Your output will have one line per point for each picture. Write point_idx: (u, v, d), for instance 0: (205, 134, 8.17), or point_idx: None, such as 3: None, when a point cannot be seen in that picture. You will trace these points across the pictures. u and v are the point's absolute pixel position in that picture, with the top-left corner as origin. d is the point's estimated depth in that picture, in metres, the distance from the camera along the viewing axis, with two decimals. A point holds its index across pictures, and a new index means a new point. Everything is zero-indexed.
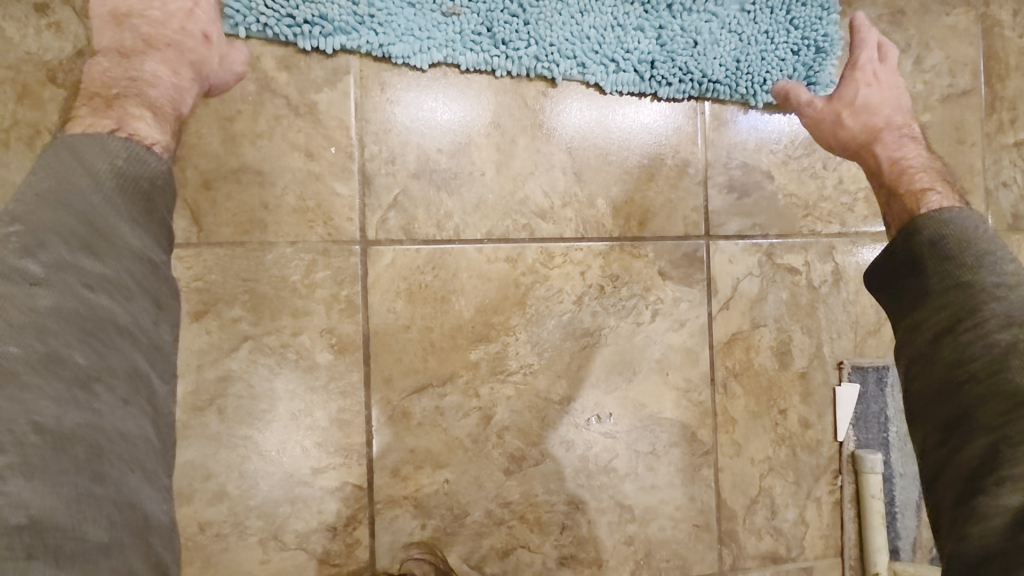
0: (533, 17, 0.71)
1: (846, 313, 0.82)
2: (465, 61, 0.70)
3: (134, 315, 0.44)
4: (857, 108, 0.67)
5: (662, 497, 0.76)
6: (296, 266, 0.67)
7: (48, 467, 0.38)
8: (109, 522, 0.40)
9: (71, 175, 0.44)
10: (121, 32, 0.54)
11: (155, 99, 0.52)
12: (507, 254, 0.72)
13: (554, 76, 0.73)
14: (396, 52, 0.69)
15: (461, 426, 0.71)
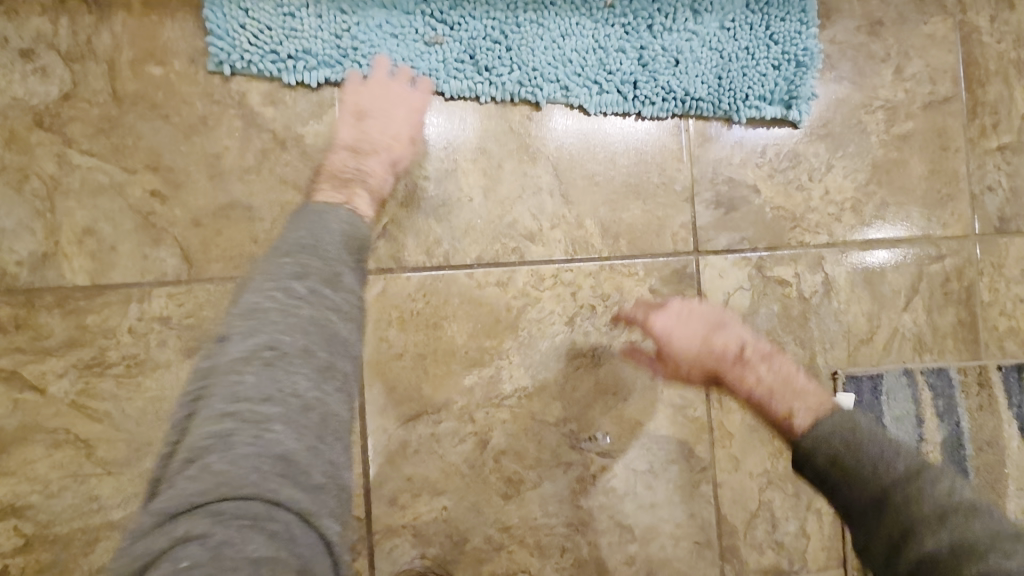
0: (515, 43, 0.72)
1: (838, 323, 0.82)
2: (448, 89, 0.71)
3: (348, 334, 0.55)
4: (689, 359, 0.67)
5: (662, 515, 0.76)
6: None
7: (296, 419, 0.49)
8: (320, 475, 0.49)
9: (321, 231, 0.58)
10: (358, 133, 0.66)
11: (372, 184, 0.65)
12: (497, 278, 0.73)
13: (538, 100, 0.73)
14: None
15: (457, 452, 0.71)
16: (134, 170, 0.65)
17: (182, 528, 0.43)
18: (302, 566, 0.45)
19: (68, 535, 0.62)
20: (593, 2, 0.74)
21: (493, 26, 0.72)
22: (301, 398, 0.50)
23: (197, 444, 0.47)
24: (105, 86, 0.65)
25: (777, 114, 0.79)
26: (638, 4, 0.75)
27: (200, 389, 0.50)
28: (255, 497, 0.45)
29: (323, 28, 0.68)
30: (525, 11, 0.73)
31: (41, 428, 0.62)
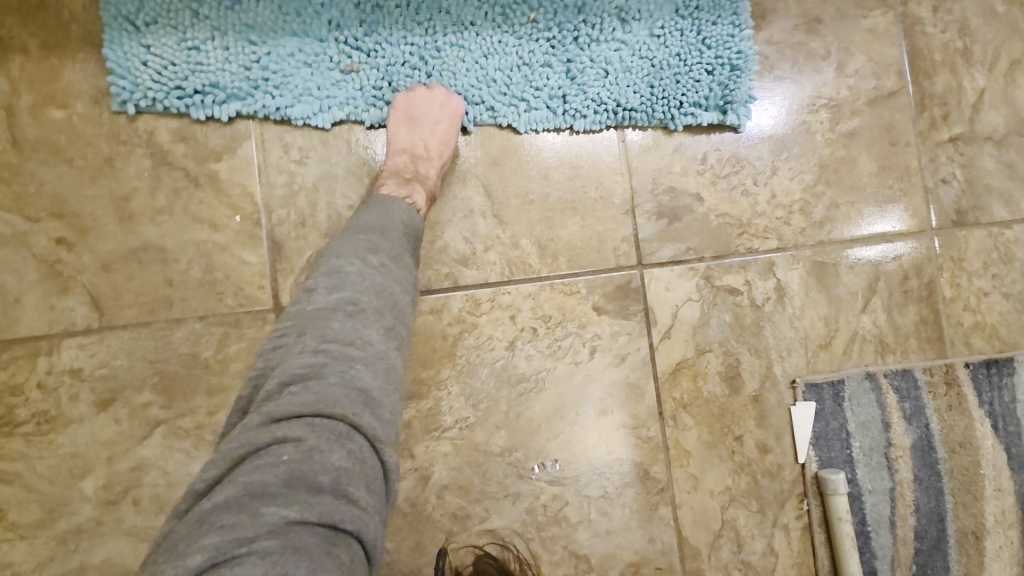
0: (435, 67, 0.70)
1: (794, 329, 0.79)
2: (369, 118, 0.68)
3: (410, 302, 0.55)
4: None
5: (619, 542, 0.72)
6: (206, 341, 0.64)
7: (374, 362, 0.49)
8: (389, 415, 0.48)
9: (389, 218, 0.60)
10: (411, 138, 0.67)
11: (428, 184, 0.67)
12: (431, 305, 0.70)
13: (467, 124, 0.71)
14: (295, 114, 0.66)
15: (399, 490, 0.68)
16: (38, 218, 0.62)
17: (280, 429, 0.43)
18: (373, 483, 0.44)
19: None
20: (515, 18, 0.72)
21: (412, 51, 0.69)
22: (377, 348, 0.49)
23: (289, 374, 0.46)
24: (5, 131, 0.63)
25: (714, 119, 0.76)
26: (563, 17, 0.73)
27: (288, 329, 0.50)
28: (340, 416, 0.45)
29: (230, 60, 0.65)
30: (444, 31, 0.70)
31: None
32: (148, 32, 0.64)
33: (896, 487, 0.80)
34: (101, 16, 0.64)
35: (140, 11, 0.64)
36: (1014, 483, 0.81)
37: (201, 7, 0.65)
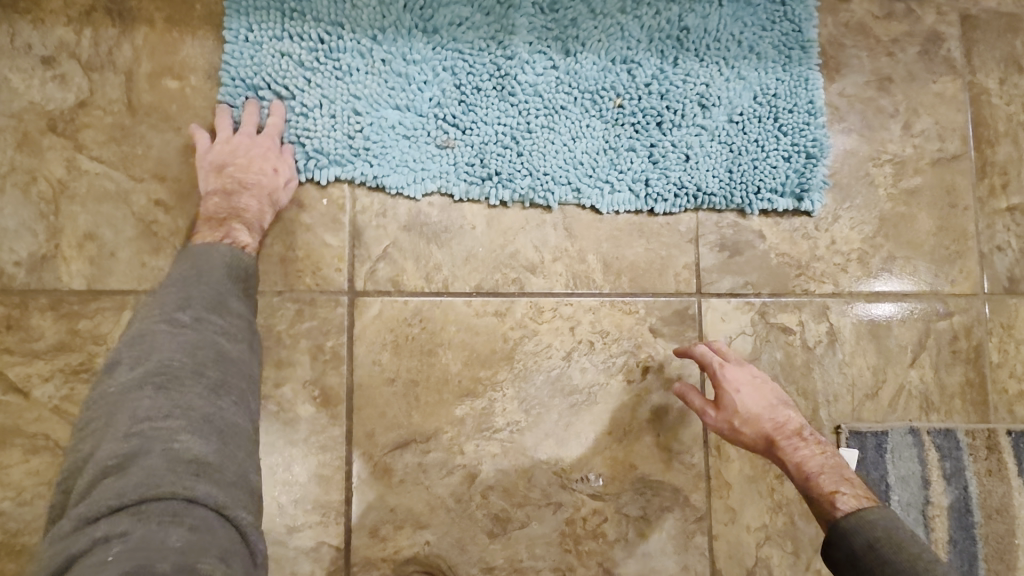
0: (526, 147, 0.73)
1: (842, 374, 0.80)
2: (458, 191, 0.71)
3: (241, 351, 0.55)
4: (747, 415, 0.68)
5: (653, 566, 0.72)
6: (281, 315, 0.68)
7: (199, 425, 0.48)
8: (234, 474, 0.48)
9: (203, 266, 0.57)
10: (222, 176, 0.64)
11: (250, 219, 0.63)
12: (496, 307, 0.72)
13: (549, 203, 0.74)
14: (390, 184, 0.70)
15: (444, 485, 0.69)
16: (141, 179, 0.65)
17: (99, 529, 0.42)
18: (228, 551, 0.44)
19: (35, 545, 0.60)
20: (603, 103, 0.75)
21: (504, 130, 0.72)
22: (202, 410, 0.49)
23: (102, 464, 0.46)
24: (122, 96, 0.66)
25: (788, 206, 0.79)
26: (647, 102, 0.76)
27: (91, 421, 0.49)
28: (173, 494, 0.44)
29: (336, 127, 0.69)
30: (536, 115, 0.73)
31: (20, 433, 0.61)
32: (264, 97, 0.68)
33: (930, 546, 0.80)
34: (219, 78, 0.67)
35: (256, 75, 0.67)
36: None
37: (314, 75, 0.69)
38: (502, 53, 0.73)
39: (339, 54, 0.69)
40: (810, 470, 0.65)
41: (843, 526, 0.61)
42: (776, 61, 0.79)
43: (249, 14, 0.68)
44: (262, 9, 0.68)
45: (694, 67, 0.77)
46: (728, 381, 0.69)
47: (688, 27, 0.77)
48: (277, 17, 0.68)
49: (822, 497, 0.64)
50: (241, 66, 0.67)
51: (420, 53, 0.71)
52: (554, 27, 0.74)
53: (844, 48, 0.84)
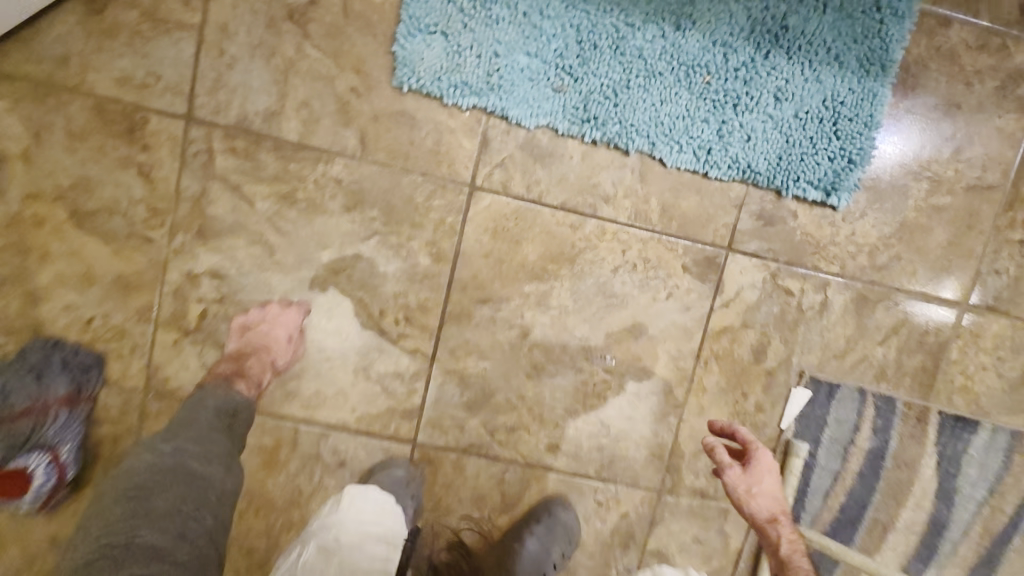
0: (622, 101, 0.92)
1: (821, 336, 1.02)
2: (562, 128, 0.92)
3: (208, 449, 0.74)
4: (761, 489, 0.82)
5: (634, 427, 1.02)
6: (421, 190, 0.94)
7: (175, 493, 0.67)
8: (202, 523, 0.67)
9: (201, 408, 0.80)
10: (241, 338, 0.91)
11: (261, 347, 0.90)
12: (572, 222, 0.96)
13: (629, 150, 0.94)
14: (512, 115, 0.91)
15: (505, 335, 0.98)
16: (344, 69, 0.90)
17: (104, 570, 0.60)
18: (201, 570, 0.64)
19: (247, 301, 0.94)
20: (694, 78, 0.92)
21: (609, 83, 0.91)
22: (180, 484, 0.68)
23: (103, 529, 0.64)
24: (341, 1, 0.88)
25: (819, 198, 0.97)
26: (730, 85, 0.93)
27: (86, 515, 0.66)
28: (151, 540, 0.63)
29: (479, 66, 0.89)
30: (636, 76, 0.91)
31: (246, 227, 0.92)
32: (430, 33, 0.89)
33: (842, 472, 1.04)
34: (399, 14, 0.89)
35: (427, 16, 0.88)
36: (932, 507, 1.06)
37: (470, 20, 0.88)
38: (623, 20, 0.90)
39: (491, 5, 0.88)
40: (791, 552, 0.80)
41: None
42: (854, 72, 0.94)
43: None
44: None
45: (780, 63, 0.93)
46: (758, 462, 0.83)
47: (789, 26, 0.92)
48: None
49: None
50: (417, 7, 0.88)
51: (556, 11, 0.89)
52: (674, 2, 0.91)
53: (927, 70, 0.96)
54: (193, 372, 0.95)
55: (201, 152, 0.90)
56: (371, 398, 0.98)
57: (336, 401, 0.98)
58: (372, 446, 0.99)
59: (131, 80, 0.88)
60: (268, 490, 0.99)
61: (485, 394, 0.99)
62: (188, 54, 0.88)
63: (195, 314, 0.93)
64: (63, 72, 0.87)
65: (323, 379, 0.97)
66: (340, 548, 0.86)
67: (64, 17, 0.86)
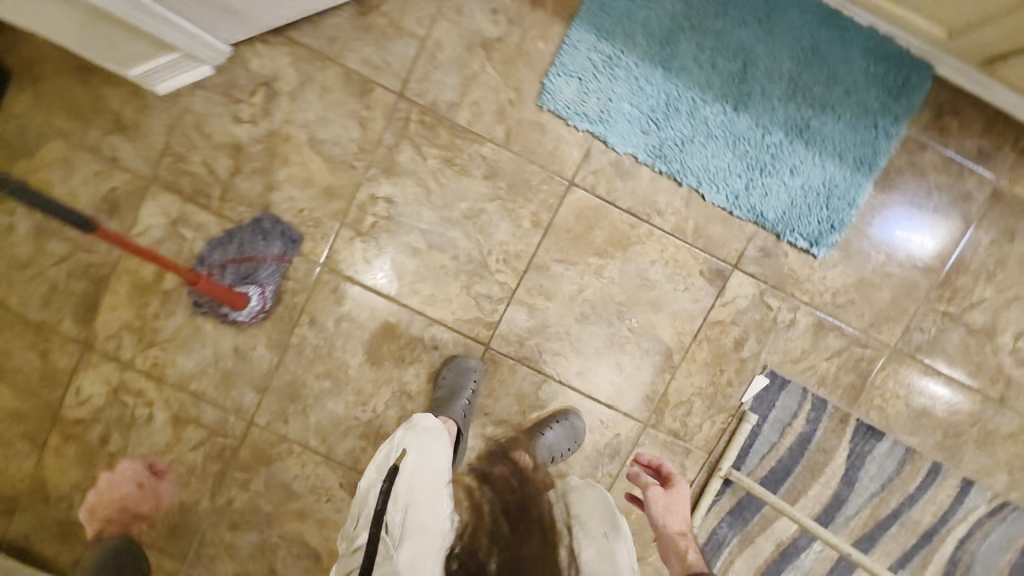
0: (687, 150, 1.34)
1: (785, 343, 1.43)
2: (641, 158, 1.35)
3: None
4: (673, 507, 1.05)
5: (638, 374, 1.44)
6: (536, 176, 1.37)
7: None
8: None
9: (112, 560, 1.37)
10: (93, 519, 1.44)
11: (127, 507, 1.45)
12: (632, 222, 1.39)
13: (683, 184, 1.36)
14: (610, 142, 1.34)
15: (566, 288, 1.41)
16: (508, 86, 1.34)
17: None
18: None
19: (404, 221, 1.38)
20: (739, 146, 1.35)
21: (681, 136, 1.34)
22: None
23: None
24: (518, 42, 1.33)
25: (805, 246, 1.39)
26: (762, 157, 1.35)
27: None
28: None
29: (597, 105, 1.33)
30: (700, 135, 1.34)
31: (417, 173, 1.37)
32: (570, 76, 1.32)
33: (778, 443, 1.44)
34: (554, 59, 1.33)
35: (572, 64, 1.32)
36: (838, 486, 1.46)
37: (599, 74, 1.32)
38: (701, 97, 1.33)
39: (615, 67, 1.32)
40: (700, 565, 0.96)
41: None
42: (849, 167, 1.36)
43: (581, 32, 1.31)
44: (589, 32, 1.31)
45: (800, 150, 1.35)
46: (676, 489, 1.06)
47: (811, 127, 1.35)
48: (595, 37, 1.31)
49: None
50: (567, 57, 1.32)
51: (657, 81, 1.32)
52: (738, 94, 1.34)
53: (901, 177, 1.38)
54: (355, 260, 1.39)
55: (401, 118, 1.35)
56: (466, 308, 1.42)
57: (442, 304, 1.42)
58: (458, 341, 1.43)
59: (370, 62, 1.34)
60: (382, 353, 1.43)
61: (542, 325, 1.42)
62: (411, 54, 1.33)
63: (368, 222, 1.38)
64: (330, 48, 1.33)
65: (438, 287, 1.41)
66: (412, 439, 1.11)
67: (342, 14, 1.32)
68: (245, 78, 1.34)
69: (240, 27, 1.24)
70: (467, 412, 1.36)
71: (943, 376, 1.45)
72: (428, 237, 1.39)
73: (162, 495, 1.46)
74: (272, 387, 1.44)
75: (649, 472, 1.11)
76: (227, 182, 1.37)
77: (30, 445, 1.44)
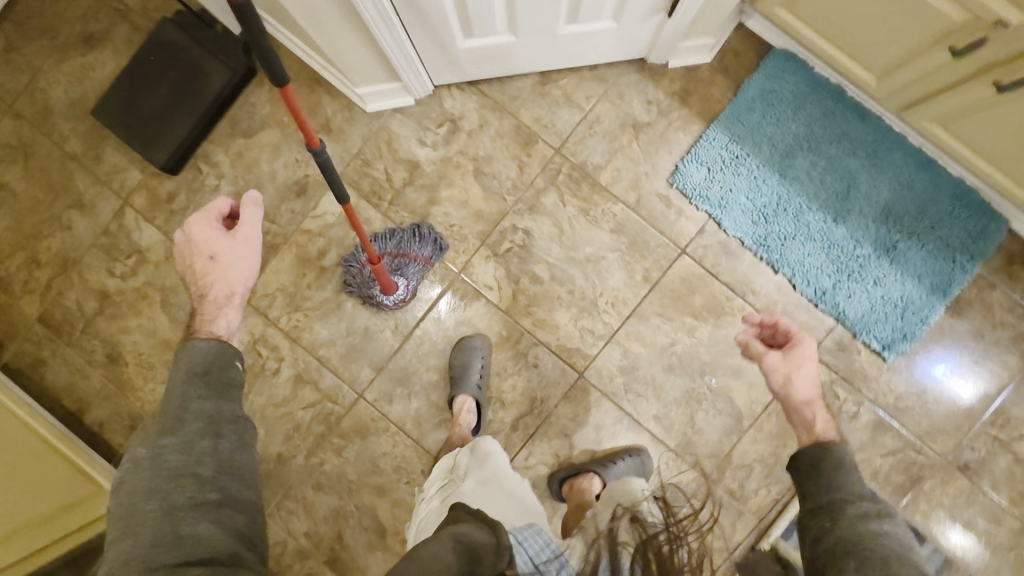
0: (787, 245, 1.58)
1: (846, 432, 1.58)
2: (746, 244, 1.59)
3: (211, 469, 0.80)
4: (798, 370, 0.99)
5: (709, 430, 1.59)
6: (655, 240, 1.61)
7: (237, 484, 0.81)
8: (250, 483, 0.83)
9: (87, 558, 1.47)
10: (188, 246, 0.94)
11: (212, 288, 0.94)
12: (728, 296, 1.60)
13: (778, 273, 1.59)
14: (723, 225, 1.60)
15: (661, 339, 1.61)
16: (647, 162, 1.62)
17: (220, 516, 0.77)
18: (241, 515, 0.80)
19: (535, 253, 1.62)
20: (832, 252, 1.58)
21: (783, 233, 1.59)
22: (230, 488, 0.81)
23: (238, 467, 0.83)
24: (663, 130, 1.62)
25: (878, 349, 1.58)
26: (851, 265, 1.58)
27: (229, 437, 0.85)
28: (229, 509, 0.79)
29: (718, 193, 1.60)
30: (800, 235, 1.59)
31: (557, 216, 1.62)
32: (700, 165, 1.60)
33: None
34: (690, 149, 1.61)
35: (704, 157, 1.60)
36: None
37: (724, 169, 1.60)
38: (806, 205, 1.59)
39: (739, 167, 1.60)
40: (818, 420, 0.95)
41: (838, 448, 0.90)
42: (926, 289, 1.57)
43: (716, 133, 1.61)
44: (723, 135, 1.61)
45: (884, 266, 1.58)
46: (801, 347, 1.00)
47: (897, 249, 1.58)
48: (727, 140, 1.60)
49: (820, 436, 0.93)
50: (701, 150, 1.61)
51: (772, 184, 1.60)
52: (838, 209, 1.59)
53: (969, 307, 1.58)
54: (487, 276, 1.62)
55: (554, 169, 1.63)
56: (571, 336, 1.62)
57: (551, 328, 1.62)
58: (557, 364, 1.61)
59: (540, 120, 1.64)
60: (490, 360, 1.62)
61: (633, 365, 1.61)
62: (574, 121, 1.63)
63: (506, 246, 1.62)
64: (511, 103, 1.64)
65: (551, 312, 1.62)
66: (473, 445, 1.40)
67: (526, 81, 1.64)
68: (437, 113, 1.64)
69: (451, 73, 1.55)
70: (480, 386, 1.55)
71: (987, 495, 1.57)
72: (551, 270, 1.62)
73: (269, 443, 1.63)
74: (386, 368, 1.63)
75: (763, 341, 1.07)
76: (399, 190, 1.64)
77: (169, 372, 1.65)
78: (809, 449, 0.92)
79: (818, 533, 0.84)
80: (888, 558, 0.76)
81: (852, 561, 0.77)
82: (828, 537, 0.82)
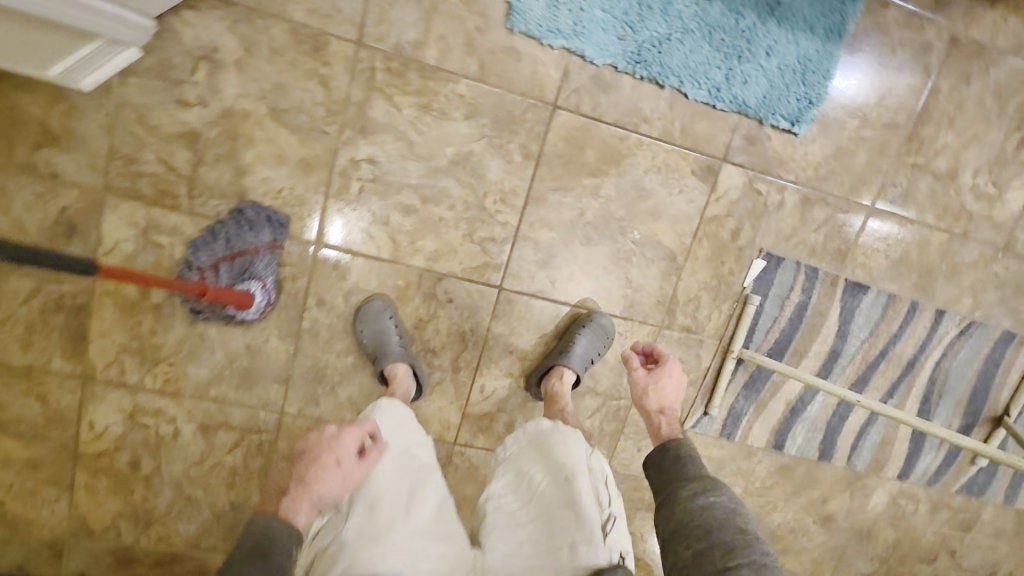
0: (665, 49, 1.31)
1: (777, 224, 1.49)
2: (621, 68, 1.32)
3: None
4: (658, 382, 1.16)
5: (648, 282, 1.48)
6: (519, 106, 1.32)
7: None
8: None
9: None
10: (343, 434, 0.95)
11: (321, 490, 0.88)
12: (621, 135, 1.37)
13: (664, 86, 1.35)
14: (587, 56, 1.30)
15: (568, 214, 1.41)
16: (472, 12, 1.25)
17: None
18: None
19: (391, 180, 1.32)
20: (714, 36, 1.33)
21: (657, 35, 1.30)
22: None
23: None
24: None
25: (787, 128, 1.42)
26: (738, 43, 1.34)
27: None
28: None
29: (569, 17, 1.26)
30: (675, 31, 1.31)
31: (395, 126, 1.29)
32: None
33: (779, 317, 1.55)
34: None
35: None
36: (834, 342, 1.59)
37: None
38: None
39: None
40: (662, 425, 1.07)
41: (673, 442, 1.00)
42: (820, 38, 1.37)
43: None
44: None
45: (772, 29, 1.35)
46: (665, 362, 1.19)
47: (781, 2, 1.34)
48: None
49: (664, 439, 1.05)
50: None
51: None
52: None
53: (866, 40, 1.41)
54: (350, 230, 1.33)
55: (366, 68, 1.25)
56: (472, 254, 1.40)
57: (448, 255, 1.39)
58: (471, 289, 1.42)
59: (318, 10, 1.21)
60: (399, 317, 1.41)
61: (550, 254, 1.42)
62: None
63: (355, 187, 1.31)
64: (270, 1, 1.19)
65: (441, 237, 1.37)
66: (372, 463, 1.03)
67: None
68: (181, 54, 1.19)
69: None
70: (403, 344, 1.36)
71: (915, 224, 1.56)
72: (418, 192, 1.33)
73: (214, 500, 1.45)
74: (294, 376, 1.40)
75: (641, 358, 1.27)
76: (192, 176, 1.25)
77: (57, 489, 1.39)
78: (652, 452, 1.01)
79: (661, 520, 0.90)
80: (712, 528, 0.82)
81: (684, 541, 0.83)
82: (666, 526, 0.87)
